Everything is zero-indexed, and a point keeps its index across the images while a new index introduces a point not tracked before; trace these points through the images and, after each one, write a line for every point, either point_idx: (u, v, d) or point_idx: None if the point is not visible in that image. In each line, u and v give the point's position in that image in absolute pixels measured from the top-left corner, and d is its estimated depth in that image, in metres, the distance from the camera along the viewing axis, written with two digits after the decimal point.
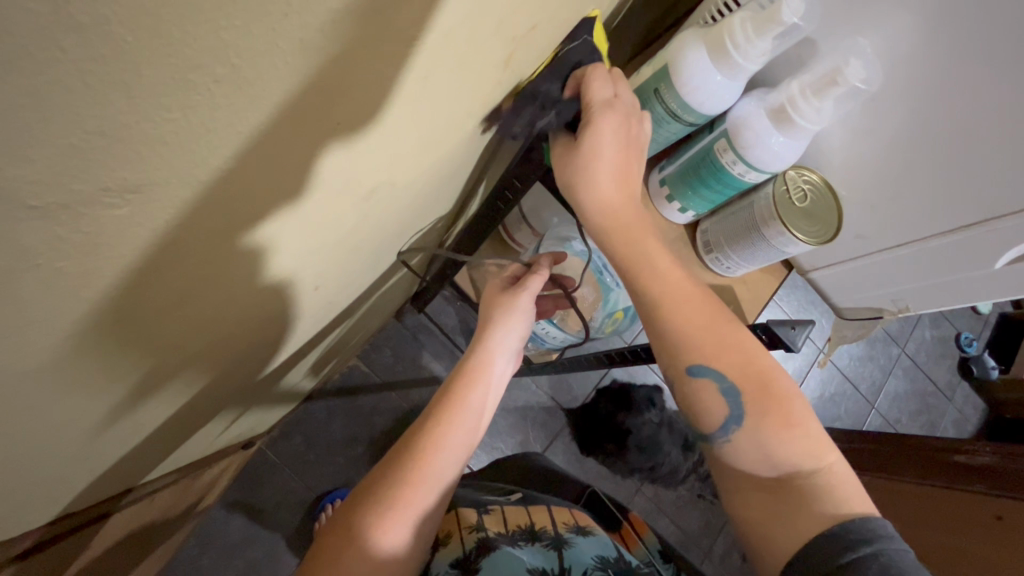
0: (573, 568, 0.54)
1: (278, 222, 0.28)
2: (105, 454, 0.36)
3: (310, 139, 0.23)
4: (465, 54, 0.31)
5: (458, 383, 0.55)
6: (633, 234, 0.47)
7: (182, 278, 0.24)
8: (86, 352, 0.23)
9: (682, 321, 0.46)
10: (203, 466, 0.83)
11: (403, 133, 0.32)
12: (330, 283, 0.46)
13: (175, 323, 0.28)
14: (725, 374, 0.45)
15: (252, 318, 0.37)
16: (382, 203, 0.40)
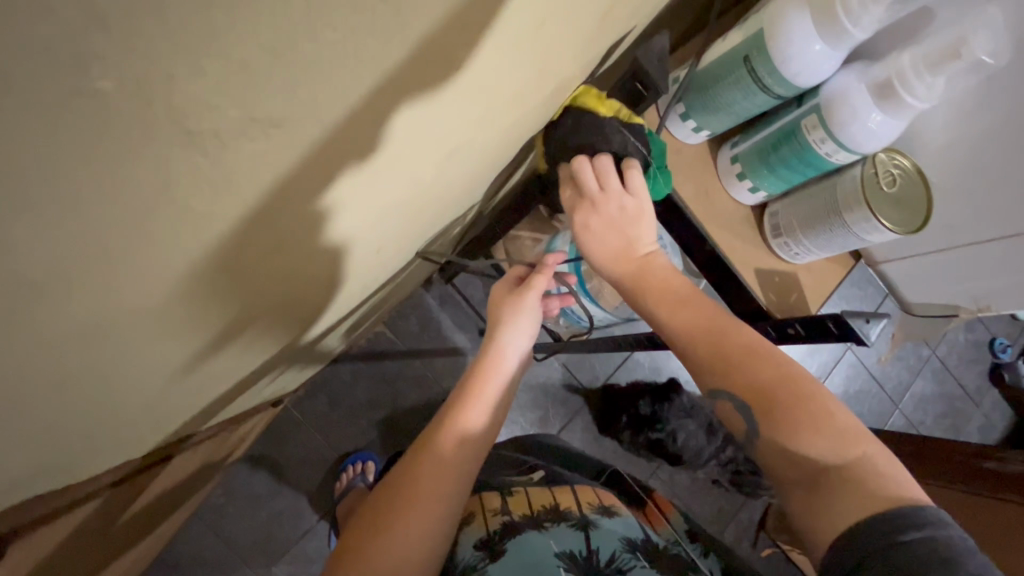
0: (601, 550, 0.51)
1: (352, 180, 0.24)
2: (174, 405, 0.36)
3: (428, 83, 0.21)
4: (569, 5, 0.29)
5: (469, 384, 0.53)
6: (643, 264, 0.43)
7: (283, 229, 0.23)
8: (188, 301, 0.22)
9: (684, 340, 0.41)
10: (241, 419, 0.85)
11: (494, 88, 0.30)
12: (392, 245, 0.45)
13: (263, 273, 0.27)
14: (736, 392, 0.38)
15: (323, 271, 0.36)
16: (456, 159, 0.38)
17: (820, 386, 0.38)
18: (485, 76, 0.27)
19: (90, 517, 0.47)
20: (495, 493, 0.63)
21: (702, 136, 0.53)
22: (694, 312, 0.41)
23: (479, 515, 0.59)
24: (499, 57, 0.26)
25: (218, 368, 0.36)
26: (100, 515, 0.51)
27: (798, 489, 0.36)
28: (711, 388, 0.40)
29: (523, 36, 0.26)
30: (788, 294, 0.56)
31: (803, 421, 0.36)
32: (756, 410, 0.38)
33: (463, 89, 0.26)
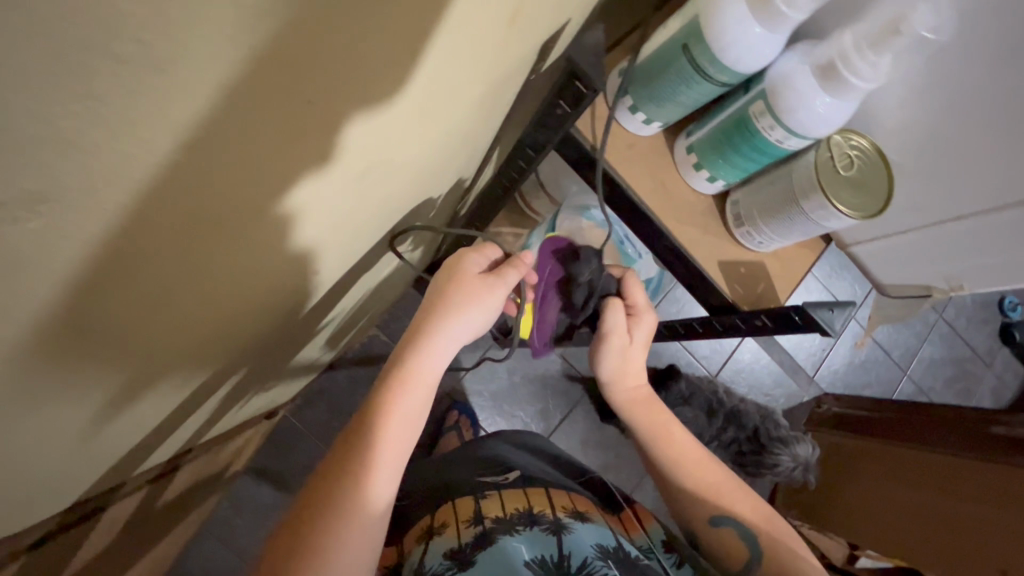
0: (573, 556, 0.57)
1: (310, 188, 0.26)
2: (101, 445, 0.35)
3: (284, 122, 0.20)
4: (472, 28, 0.29)
5: (401, 377, 0.51)
6: (656, 412, 0.72)
7: (151, 287, 0.22)
8: (39, 362, 0.22)
9: (698, 485, 0.66)
10: (230, 433, 0.86)
11: (400, 115, 0.29)
12: (335, 266, 0.45)
13: (150, 321, 0.25)
14: (739, 520, 0.63)
15: (252, 304, 0.36)
16: (393, 180, 0.38)
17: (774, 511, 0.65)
18: (380, 107, 0.26)
19: (53, 549, 0.47)
20: (469, 498, 0.68)
21: (654, 127, 0.51)
22: (705, 467, 0.67)
23: (454, 523, 0.64)
24: (389, 87, 0.25)
25: (143, 405, 0.35)
26: (68, 546, 0.51)
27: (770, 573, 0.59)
28: (718, 518, 0.64)
29: (415, 62, 0.25)
30: (755, 284, 0.55)
31: (730, 500, 0.65)
32: (758, 535, 0.62)
33: (351, 124, 0.25)
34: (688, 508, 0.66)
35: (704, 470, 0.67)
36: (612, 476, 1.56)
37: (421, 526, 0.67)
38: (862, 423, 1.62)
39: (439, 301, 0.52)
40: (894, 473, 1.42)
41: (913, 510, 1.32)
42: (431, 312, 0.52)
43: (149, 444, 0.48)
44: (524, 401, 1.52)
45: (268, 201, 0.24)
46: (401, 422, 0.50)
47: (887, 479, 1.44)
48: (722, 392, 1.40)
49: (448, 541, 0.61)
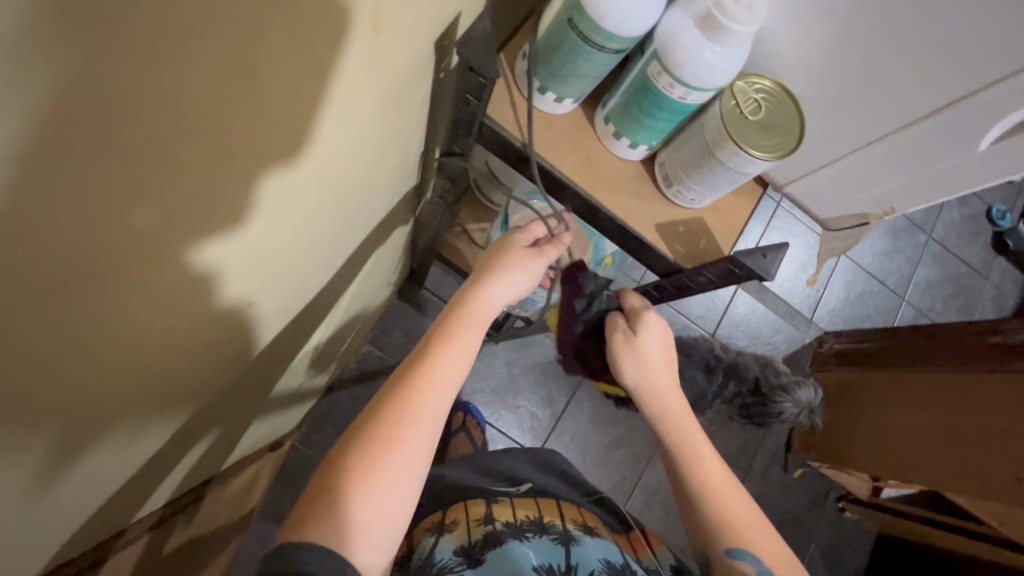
0: (578, 568, 0.59)
1: (221, 248, 0.31)
2: (49, 501, 0.36)
3: (104, 173, 0.20)
4: (363, 71, 0.35)
5: (452, 325, 0.58)
6: (689, 434, 0.67)
7: (35, 337, 0.24)
8: None
9: (728, 513, 0.61)
10: (229, 472, 0.88)
11: (271, 145, 0.30)
12: (274, 294, 0.46)
13: (33, 378, 0.26)
14: (759, 557, 0.58)
15: (184, 348, 0.37)
16: (315, 214, 0.43)
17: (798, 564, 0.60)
18: (233, 140, 0.26)
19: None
20: (481, 500, 0.71)
21: (567, 104, 0.52)
22: (735, 498, 0.63)
23: (464, 521, 0.67)
24: (233, 118, 0.25)
25: (86, 459, 0.36)
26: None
27: None
28: (735, 551, 0.58)
29: (256, 91, 0.25)
30: (696, 241, 0.55)
31: (762, 546, 0.59)
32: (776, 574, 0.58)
33: (200, 162, 0.25)
34: (711, 528, 0.60)
35: (723, 495, 0.62)
36: (625, 449, 1.57)
37: (432, 520, 0.71)
38: (865, 356, 1.63)
39: (490, 262, 0.61)
40: (900, 399, 1.43)
41: (921, 434, 1.35)
42: (483, 270, 0.61)
43: (123, 496, 0.49)
44: (526, 391, 1.54)
45: (125, 247, 0.24)
46: (449, 366, 0.55)
47: (889, 407, 1.46)
48: (717, 348, 1.36)
49: (458, 538, 0.64)
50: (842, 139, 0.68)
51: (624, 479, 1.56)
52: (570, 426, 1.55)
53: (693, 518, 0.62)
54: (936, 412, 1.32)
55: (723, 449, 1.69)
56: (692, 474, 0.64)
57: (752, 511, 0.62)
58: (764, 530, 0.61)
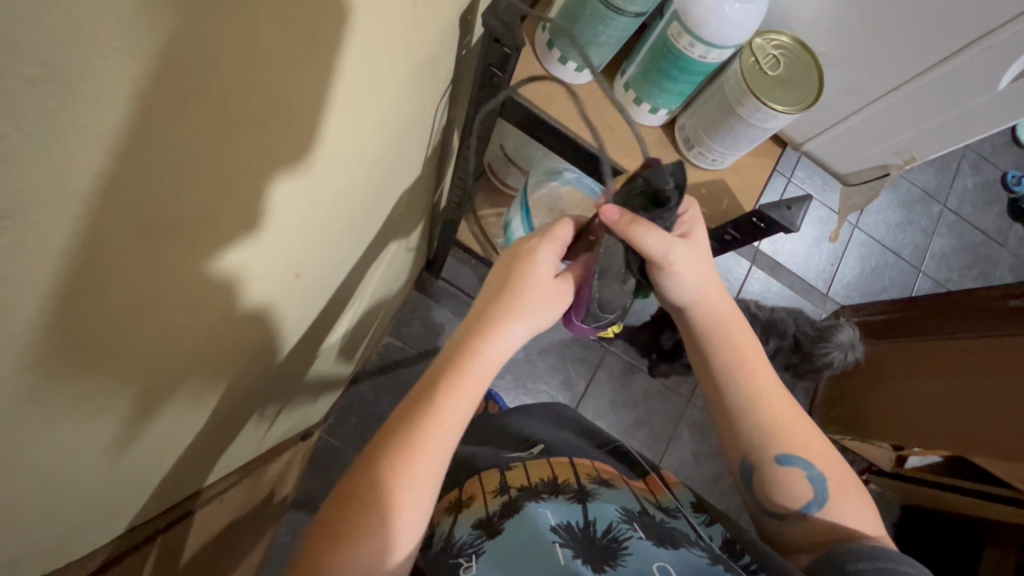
0: (598, 522, 0.61)
1: (244, 242, 0.32)
2: (118, 465, 0.38)
3: (186, 126, 0.22)
4: (400, 35, 0.37)
5: (457, 364, 0.52)
6: (738, 349, 0.66)
7: (127, 299, 0.26)
8: (53, 378, 0.25)
9: (778, 425, 0.64)
10: (266, 458, 0.91)
11: (319, 109, 0.31)
12: (313, 270, 0.47)
13: (116, 339, 0.27)
14: (811, 462, 0.63)
15: (243, 319, 0.39)
16: (353, 184, 0.44)
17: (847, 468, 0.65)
18: (283, 97, 0.27)
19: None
20: (495, 471, 0.73)
21: (587, 74, 0.54)
22: (781, 405, 0.65)
23: (480, 495, 0.69)
24: (286, 76, 0.27)
25: (156, 422, 0.38)
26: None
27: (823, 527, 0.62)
28: (785, 455, 0.63)
29: (310, 49, 0.27)
30: (718, 203, 0.56)
31: (813, 454, 0.64)
32: (828, 484, 0.62)
33: (258, 118, 0.26)
34: (760, 440, 0.64)
35: (766, 402, 0.65)
36: (647, 430, 1.59)
37: (451, 499, 0.73)
38: (883, 329, 1.63)
39: (511, 274, 0.54)
40: (921, 365, 1.44)
41: (945, 401, 1.34)
42: (504, 289, 0.54)
43: (177, 470, 0.52)
44: (545, 375, 1.56)
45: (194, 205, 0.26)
46: (457, 415, 0.51)
47: (905, 373, 1.47)
48: (753, 305, 1.41)
49: (477, 512, 0.66)
50: (859, 91, 0.72)
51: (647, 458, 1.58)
52: (591, 408, 1.57)
53: (739, 436, 0.66)
54: (957, 380, 1.33)
55: None
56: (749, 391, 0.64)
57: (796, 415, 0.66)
58: (807, 431, 0.65)
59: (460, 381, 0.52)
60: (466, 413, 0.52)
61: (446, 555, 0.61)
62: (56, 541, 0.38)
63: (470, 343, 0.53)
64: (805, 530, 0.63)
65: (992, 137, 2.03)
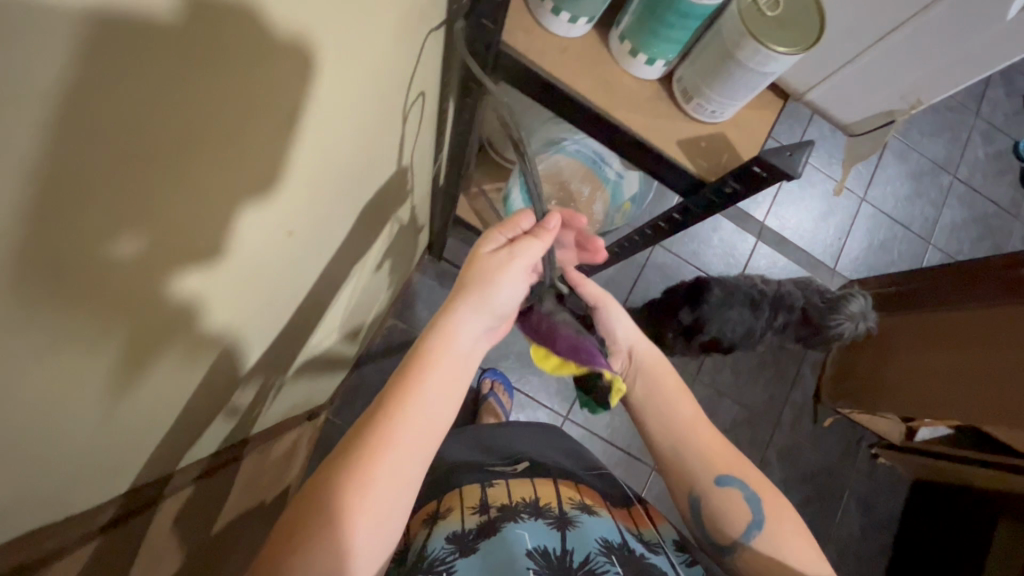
0: (575, 551, 0.67)
1: (217, 175, 0.32)
2: (111, 412, 0.38)
3: (146, 32, 0.22)
4: None
5: (412, 370, 0.55)
6: (671, 389, 0.70)
7: (103, 222, 0.26)
8: (40, 298, 0.26)
9: (705, 453, 0.67)
10: (273, 435, 0.92)
11: (287, 80, 0.33)
12: (307, 228, 0.49)
13: (95, 267, 0.28)
14: (745, 483, 0.66)
15: (230, 267, 0.40)
16: (337, 132, 0.44)
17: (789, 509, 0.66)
18: (252, 17, 0.27)
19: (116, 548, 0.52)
20: (477, 488, 0.80)
21: (583, 25, 0.52)
22: (707, 433, 0.68)
23: (459, 509, 0.76)
24: (232, 67, 0.28)
25: (146, 364, 0.39)
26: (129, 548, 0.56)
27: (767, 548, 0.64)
28: (722, 480, 0.66)
29: None
30: (720, 155, 0.55)
31: (743, 470, 0.67)
32: (764, 511, 0.65)
33: (223, 42, 0.26)
34: (695, 468, 0.67)
35: (695, 429, 0.68)
36: None
37: (430, 511, 0.80)
38: (892, 301, 1.61)
39: (467, 276, 0.57)
40: (928, 339, 1.42)
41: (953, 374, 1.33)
42: (457, 292, 0.57)
43: (175, 434, 0.52)
44: None
45: (136, 205, 0.27)
46: (415, 421, 0.53)
47: (914, 346, 1.45)
48: (760, 281, 1.38)
49: (453, 526, 0.73)
50: None
51: None
52: None
53: (681, 458, 0.68)
54: (965, 351, 1.31)
55: (751, 402, 1.70)
56: (686, 424, 0.69)
57: (718, 438, 0.69)
58: (736, 454, 0.68)
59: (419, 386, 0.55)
60: (424, 420, 0.54)
61: (418, 568, 0.67)
62: (54, 489, 0.38)
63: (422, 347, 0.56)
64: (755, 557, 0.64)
65: (1003, 106, 1.99)
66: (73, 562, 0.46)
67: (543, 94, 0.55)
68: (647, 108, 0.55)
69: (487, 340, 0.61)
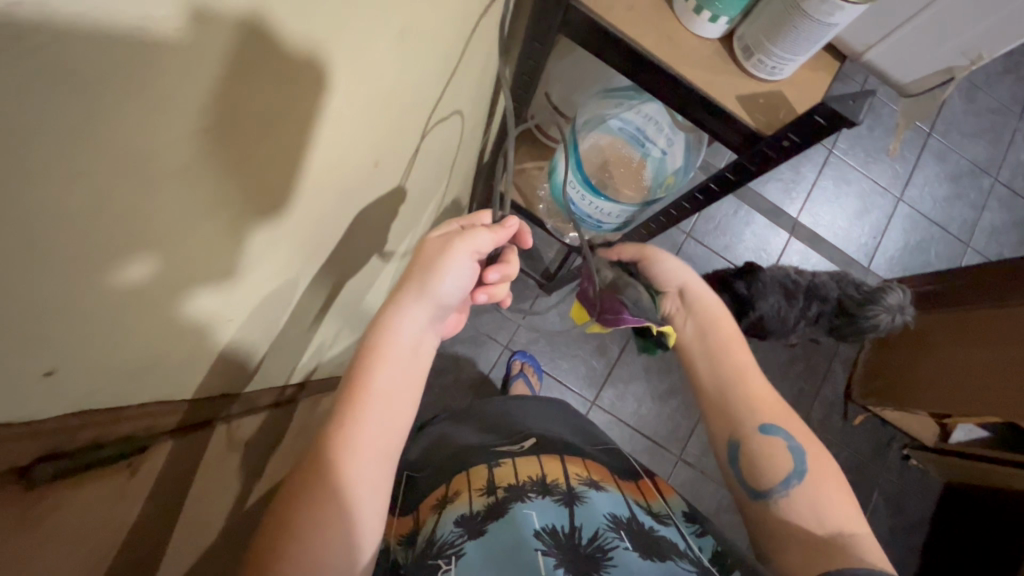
0: (584, 528, 0.61)
1: (344, 88, 0.37)
2: (227, 300, 0.43)
3: None
4: None
5: (360, 372, 0.56)
6: (728, 343, 0.74)
7: (262, 105, 0.31)
8: (216, 163, 0.31)
9: (753, 399, 0.70)
10: (322, 390, 0.95)
11: (390, 17, 0.38)
12: (388, 163, 0.54)
13: (255, 147, 0.33)
14: (791, 434, 0.67)
15: (332, 180, 0.45)
16: (424, 66, 0.48)
17: (833, 468, 0.65)
18: None
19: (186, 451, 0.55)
20: (483, 469, 0.74)
21: None
22: (758, 385, 0.71)
23: (467, 492, 0.70)
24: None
25: (259, 265, 0.44)
26: (208, 459, 0.60)
27: (807, 507, 0.62)
28: (769, 427, 0.67)
29: None
30: (776, 113, 0.57)
31: (791, 426, 0.68)
32: (807, 464, 0.65)
33: None
34: (741, 413, 0.69)
35: (747, 379, 0.71)
36: (679, 397, 1.60)
37: (436, 496, 0.73)
38: (930, 300, 1.58)
39: (409, 274, 0.58)
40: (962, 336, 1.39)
41: (987, 369, 1.32)
42: (399, 292, 0.58)
43: (253, 354, 0.56)
44: (579, 340, 1.59)
45: (167, 245, 0.32)
46: (374, 415, 0.54)
47: (948, 343, 1.43)
48: (793, 272, 1.38)
49: (461, 509, 0.67)
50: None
51: (679, 425, 1.59)
52: (624, 374, 1.59)
53: (727, 403, 0.70)
54: (1003, 347, 1.29)
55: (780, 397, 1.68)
56: (736, 371, 0.71)
57: (772, 395, 0.71)
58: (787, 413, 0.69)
59: (372, 385, 0.55)
60: (380, 416, 0.55)
61: (427, 556, 0.60)
62: (174, 364, 0.43)
63: (371, 346, 0.57)
64: (784, 515, 0.62)
65: None
66: (169, 448, 0.51)
67: (609, 51, 0.58)
68: (707, 62, 0.57)
69: (436, 333, 0.62)
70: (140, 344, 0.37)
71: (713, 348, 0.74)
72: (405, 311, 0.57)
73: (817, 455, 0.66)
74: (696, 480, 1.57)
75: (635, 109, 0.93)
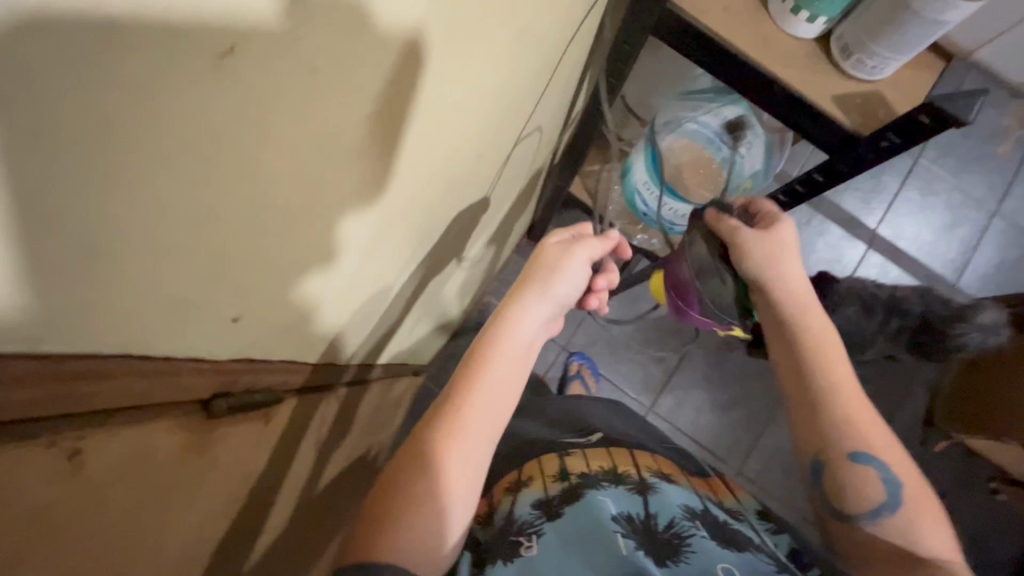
0: (660, 516, 0.61)
1: (465, 85, 0.41)
2: (355, 275, 0.48)
3: None
4: None
5: (475, 359, 0.58)
6: (826, 354, 0.66)
7: (411, 100, 0.36)
8: (370, 148, 0.36)
9: (846, 421, 0.62)
10: (396, 376, 1.00)
11: (510, 21, 0.41)
12: (488, 159, 0.59)
13: (401, 135, 0.38)
14: (887, 464, 0.60)
15: (443, 169, 0.49)
16: (528, 67, 0.51)
17: (932, 506, 0.59)
18: None
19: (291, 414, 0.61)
20: (554, 457, 0.75)
21: None
22: (855, 405, 0.63)
23: (540, 477, 0.70)
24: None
25: (381, 245, 0.49)
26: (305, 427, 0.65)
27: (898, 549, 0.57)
28: (862, 455, 0.60)
29: None
30: (874, 112, 0.56)
31: (890, 456, 0.61)
32: (902, 498, 0.59)
33: None
34: (829, 435, 0.62)
35: (840, 399, 0.63)
36: (741, 409, 1.56)
37: (509, 479, 0.74)
38: None
39: (527, 277, 0.61)
40: None
41: None
42: (516, 290, 0.61)
43: (352, 331, 0.60)
44: (639, 345, 1.58)
45: (326, 220, 0.37)
46: (485, 402, 0.56)
47: None
48: (872, 284, 1.31)
49: (536, 492, 0.67)
50: None
51: (741, 437, 1.55)
52: (684, 381, 1.57)
53: (816, 415, 0.63)
54: None
55: None
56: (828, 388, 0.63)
57: (870, 417, 0.63)
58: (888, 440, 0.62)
59: (486, 373, 0.57)
60: (492, 404, 0.57)
61: (507, 531, 0.61)
62: (314, 330, 0.49)
63: (488, 336, 0.59)
64: (873, 546, 0.59)
65: None
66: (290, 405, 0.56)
67: (701, 51, 0.59)
68: (802, 62, 0.57)
69: (545, 332, 0.64)
70: (291, 308, 0.42)
71: (802, 356, 0.66)
72: (519, 300, 0.60)
73: (915, 490, 0.60)
74: (757, 495, 1.52)
75: (714, 112, 0.93)
